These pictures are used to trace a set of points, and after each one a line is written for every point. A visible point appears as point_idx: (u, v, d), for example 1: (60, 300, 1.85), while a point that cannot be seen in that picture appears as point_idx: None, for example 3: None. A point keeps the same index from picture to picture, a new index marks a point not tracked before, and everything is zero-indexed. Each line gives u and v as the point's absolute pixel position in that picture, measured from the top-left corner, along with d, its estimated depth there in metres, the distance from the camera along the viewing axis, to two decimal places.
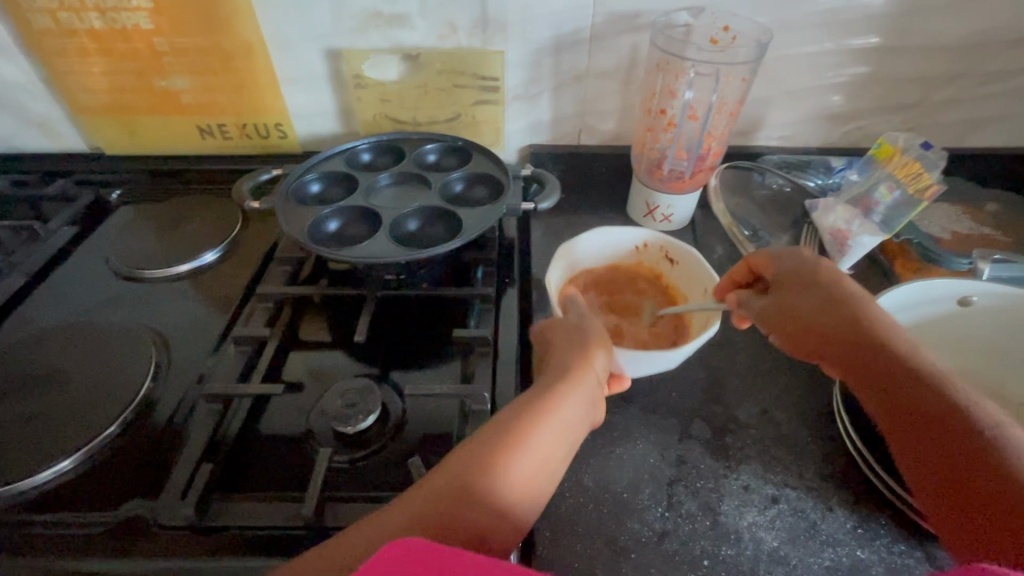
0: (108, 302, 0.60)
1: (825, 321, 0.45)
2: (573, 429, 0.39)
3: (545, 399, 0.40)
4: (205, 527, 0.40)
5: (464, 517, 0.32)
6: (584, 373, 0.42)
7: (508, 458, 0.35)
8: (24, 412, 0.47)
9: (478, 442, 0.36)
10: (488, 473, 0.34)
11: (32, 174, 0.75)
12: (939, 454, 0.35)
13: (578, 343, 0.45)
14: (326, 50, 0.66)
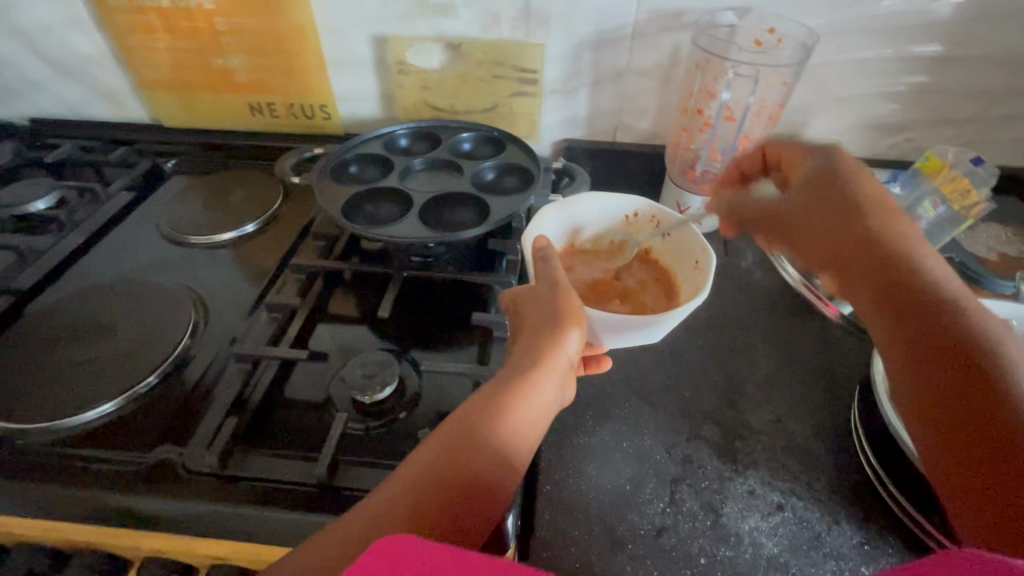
0: (156, 263, 0.64)
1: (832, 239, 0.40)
2: (537, 424, 0.38)
3: (502, 400, 0.38)
4: (228, 475, 0.43)
5: (432, 515, 0.32)
6: (553, 358, 0.40)
7: (459, 466, 0.34)
8: (76, 356, 0.51)
9: (428, 455, 0.35)
10: (440, 484, 0.33)
11: (99, 141, 0.80)
12: (938, 388, 0.30)
13: (549, 319, 0.43)
14: (373, 36, 0.68)
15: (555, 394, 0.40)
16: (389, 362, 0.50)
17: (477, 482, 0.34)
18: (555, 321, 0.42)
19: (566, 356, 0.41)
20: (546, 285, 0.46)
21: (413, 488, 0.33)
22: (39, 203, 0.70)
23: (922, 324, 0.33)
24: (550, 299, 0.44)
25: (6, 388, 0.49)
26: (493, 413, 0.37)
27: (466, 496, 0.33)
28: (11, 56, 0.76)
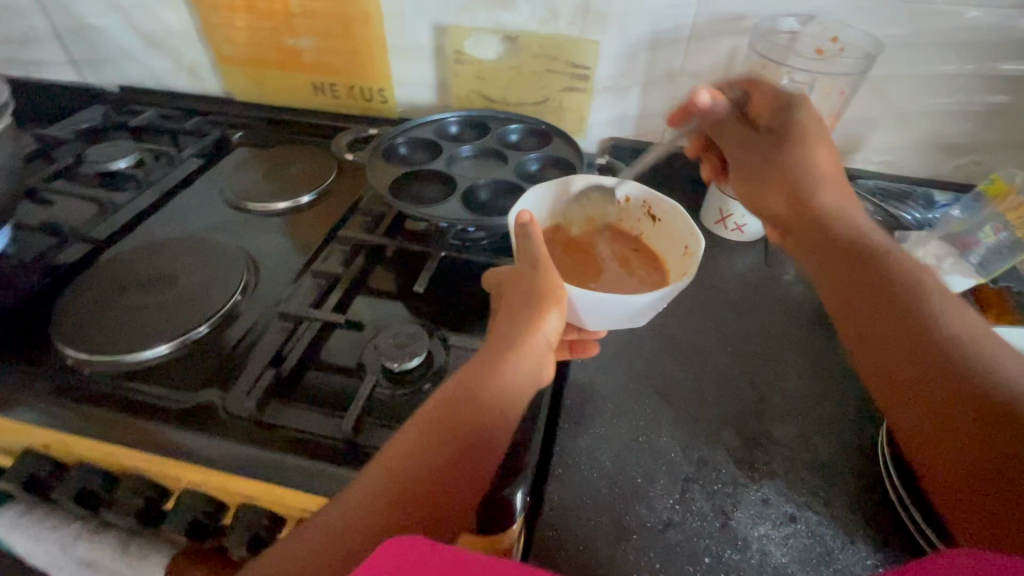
0: (216, 225, 0.69)
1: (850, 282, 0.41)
2: (517, 399, 0.39)
3: (481, 379, 0.39)
4: (262, 421, 0.47)
5: (413, 497, 0.34)
6: (532, 339, 0.42)
7: (438, 447, 0.36)
8: (140, 301, 0.56)
9: (409, 438, 0.36)
10: (421, 462, 0.35)
11: (177, 110, 0.87)
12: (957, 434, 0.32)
13: (528, 302, 0.43)
14: (434, 25, 0.70)
15: (533, 368, 0.41)
16: (420, 335, 0.52)
17: (459, 460, 0.35)
18: (534, 301, 0.43)
19: (545, 336, 0.42)
20: (528, 265, 0.45)
21: (397, 471, 0.34)
22: (120, 162, 0.77)
23: (894, 322, 0.37)
24: (530, 281, 0.44)
25: (80, 322, 0.54)
26: (471, 394, 0.38)
27: (445, 481, 0.34)
28: (110, 27, 0.83)
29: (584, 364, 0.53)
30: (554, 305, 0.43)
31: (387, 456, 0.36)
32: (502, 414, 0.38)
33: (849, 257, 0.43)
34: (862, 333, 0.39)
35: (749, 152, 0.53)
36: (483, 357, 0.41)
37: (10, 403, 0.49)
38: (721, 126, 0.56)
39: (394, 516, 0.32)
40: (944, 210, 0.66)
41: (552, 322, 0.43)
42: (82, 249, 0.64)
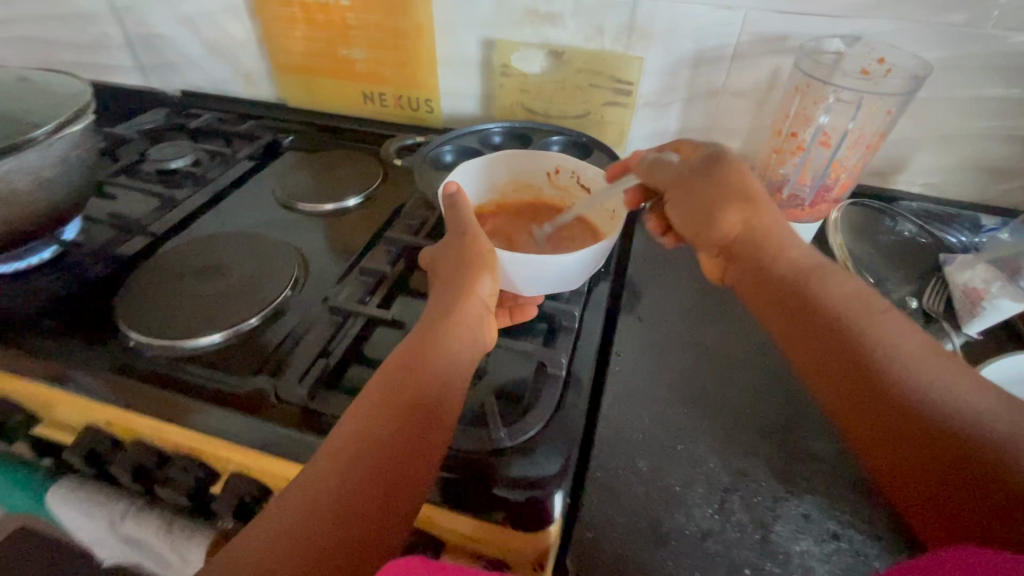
0: (268, 223, 0.72)
1: (806, 309, 0.46)
2: (459, 362, 0.44)
3: (424, 350, 0.44)
4: (310, 409, 0.48)
5: (372, 470, 0.38)
6: (468, 301, 0.47)
7: (386, 418, 0.40)
8: (195, 290, 0.58)
9: (360, 413, 0.41)
10: (372, 434, 0.39)
11: (232, 114, 0.91)
12: (904, 448, 0.37)
13: (460, 274, 0.49)
14: (483, 39, 0.73)
15: (474, 335, 0.46)
16: None
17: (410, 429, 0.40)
18: (466, 273, 0.49)
19: (480, 298, 0.48)
20: (455, 238, 0.52)
21: (351, 445, 0.39)
22: (178, 161, 0.81)
23: (835, 345, 0.43)
24: (460, 252, 0.51)
25: (139, 308, 0.57)
26: (413, 366, 0.43)
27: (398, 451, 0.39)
28: (176, 36, 0.88)
29: (621, 371, 0.54)
30: (485, 269, 0.49)
31: (340, 438, 0.39)
32: (445, 382, 0.43)
33: (796, 290, 0.47)
34: (819, 361, 0.43)
35: (678, 188, 0.55)
36: (420, 334, 0.46)
37: (76, 380, 0.52)
38: (657, 164, 0.57)
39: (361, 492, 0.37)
40: (990, 234, 0.65)
41: (487, 284, 0.48)
42: (143, 241, 0.68)
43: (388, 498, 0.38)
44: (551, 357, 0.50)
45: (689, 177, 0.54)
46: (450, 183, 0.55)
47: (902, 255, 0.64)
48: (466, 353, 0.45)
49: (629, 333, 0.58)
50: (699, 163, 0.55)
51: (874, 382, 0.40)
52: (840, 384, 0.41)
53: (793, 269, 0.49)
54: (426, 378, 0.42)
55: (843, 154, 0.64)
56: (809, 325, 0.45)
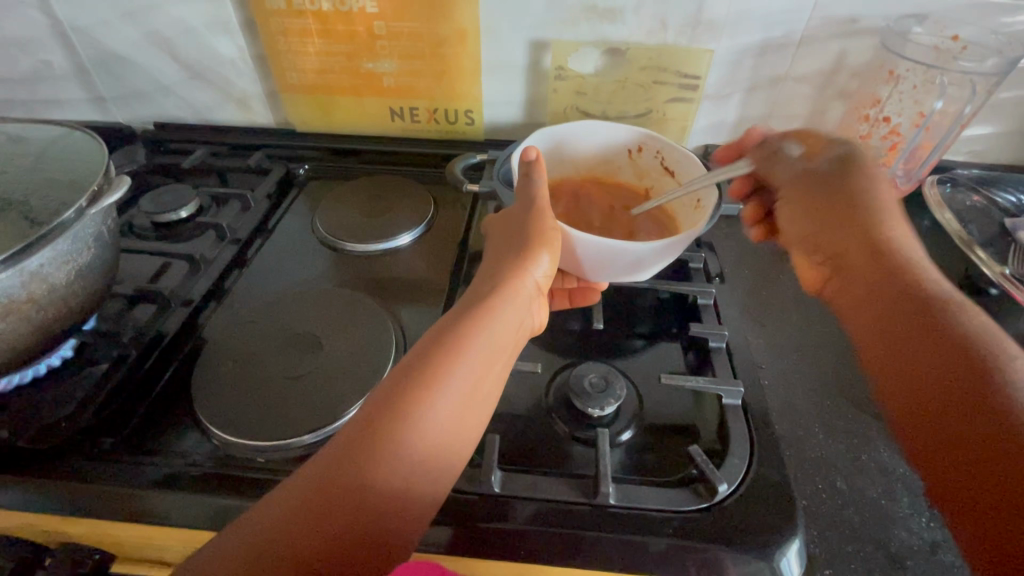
0: (324, 272, 0.63)
1: (892, 297, 0.41)
2: (495, 352, 0.42)
3: (466, 328, 0.42)
4: (494, 495, 0.41)
5: (386, 468, 0.36)
6: (520, 283, 0.45)
7: (425, 407, 0.38)
8: (288, 371, 0.51)
9: (402, 385, 0.39)
10: (406, 418, 0.37)
11: (226, 146, 0.79)
12: (952, 442, 0.34)
13: (519, 245, 0.47)
14: (533, 41, 0.67)
15: (519, 318, 0.45)
16: (613, 374, 0.49)
17: (436, 429, 0.38)
18: (525, 246, 0.47)
19: (533, 279, 0.46)
20: (519, 205, 0.50)
21: (378, 425, 0.37)
22: (182, 210, 0.68)
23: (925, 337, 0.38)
24: (522, 221, 0.48)
25: (225, 405, 0.49)
26: (454, 347, 0.40)
27: (417, 458, 0.37)
28: (144, 59, 0.74)
29: (774, 383, 0.52)
30: (543, 248, 0.47)
31: (373, 413, 0.38)
32: (481, 378, 0.41)
33: (898, 294, 0.41)
34: (888, 343, 0.40)
35: (790, 180, 0.53)
36: (467, 302, 0.45)
37: (175, 510, 0.43)
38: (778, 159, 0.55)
39: (366, 488, 0.35)
40: None
41: (544, 264, 0.47)
42: (182, 315, 0.57)
43: (410, 493, 0.36)
44: (728, 388, 0.47)
45: (815, 177, 0.51)
46: (529, 150, 0.51)
47: (974, 223, 0.67)
48: (510, 334, 0.44)
49: (760, 340, 0.56)
50: (821, 161, 0.52)
51: (965, 384, 0.34)
52: (907, 352, 0.38)
53: (892, 276, 0.42)
54: (476, 363, 0.41)
55: (935, 134, 0.67)
56: (886, 317, 0.41)
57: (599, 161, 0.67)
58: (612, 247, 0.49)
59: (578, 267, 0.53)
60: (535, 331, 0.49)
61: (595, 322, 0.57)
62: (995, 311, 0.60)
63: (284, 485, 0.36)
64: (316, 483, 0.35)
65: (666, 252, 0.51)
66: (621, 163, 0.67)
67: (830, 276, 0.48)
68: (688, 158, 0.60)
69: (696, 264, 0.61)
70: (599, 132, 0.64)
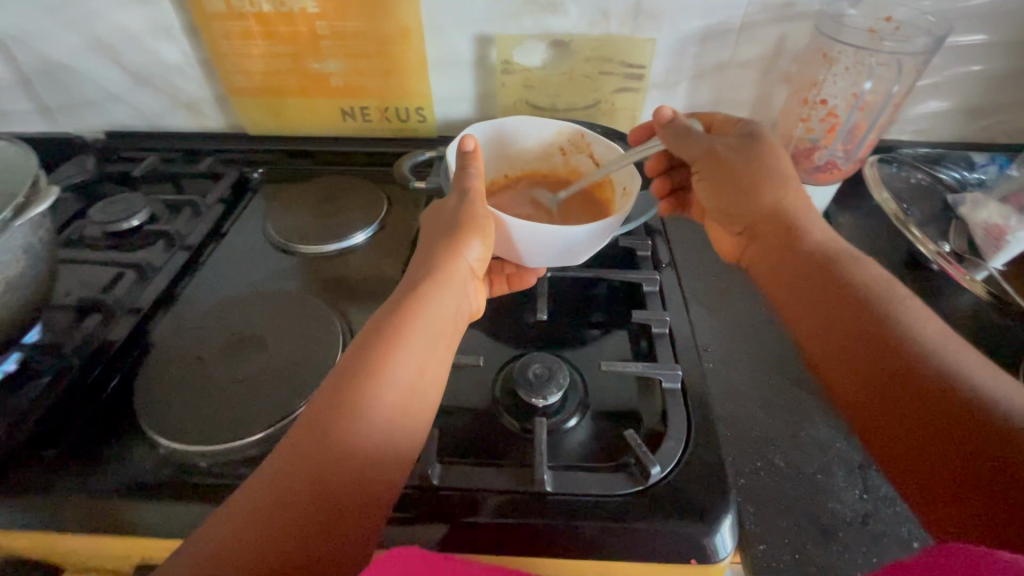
0: (275, 274, 0.63)
1: (818, 279, 0.43)
2: (437, 333, 0.43)
3: (402, 315, 0.42)
4: (433, 489, 0.41)
5: (336, 468, 0.36)
6: (454, 265, 0.47)
7: (364, 397, 0.38)
8: (235, 375, 0.51)
9: (337, 379, 0.39)
10: (346, 412, 0.37)
11: (178, 151, 0.78)
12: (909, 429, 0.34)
13: (450, 231, 0.49)
14: (477, 36, 0.67)
15: (458, 301, 0.46)
16: (556, 363, 0.49)
17: (377, 415, 0.38)
18: (457, 232, 0.49)
19: (467, 261, 0.48)
20: (456, 196, 0.52)
21: (318, 429, 0.36)
22: (133, 219, 0.68)
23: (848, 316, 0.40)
24: (454, 211, 0.50)
25: (171, 409, 0.49)
26: (388, 335, 0.41)
27: (365, 451, 0.37)
28: (88, 67, 0.73)
29: (717, 365, 0.53)
30: (474, 233, 0.49)
31: (310, 414, 0.38)
32: (420, 362, 0.41)
33: (811, 270, 0.44)
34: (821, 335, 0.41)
35: (715, 168, 0.52)
36: (404, 293, 0.45)
37: (122, 517, 0.43)
38: (689, 139, 0.55)
39: (316, 493, 0.35)
40: (985, 170, 0.70)
41: (476, 247, 0.48)
42: (130, 323, 0.56)
43: (367, 478, 0.37)
44: (666, 371, 0.47)
45: (728, 148, 0.52)
46: (467, 141, 0.53)
47: (919, 199, 0.69)
48: (451, 317, 0.45)
49: (706, 324, 0.57)
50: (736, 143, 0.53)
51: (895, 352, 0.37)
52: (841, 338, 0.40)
53: (813, 255, 0.45)
54: (416, 343, 0.41)
55: (870, 113, 0.65)
56: (811, 300, 0.43)
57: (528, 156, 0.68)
58: (537, 229, 0.51)
59: (513, 252, 0.55)
60: (479, 316, 0.52)
61: (538, 313, 0.57)
62: (935, 287, 0.62)
63: (238, 492, 0.35)
64: (262, 499, 0.35)
65: (596, 231, 0.52)
66: (552, 159, 0.68)
67: (749, 244, 0.50)
68: (613, 148, 0.61)
69: (644, 251, 0.61)
70: (528, 128, 0.64)
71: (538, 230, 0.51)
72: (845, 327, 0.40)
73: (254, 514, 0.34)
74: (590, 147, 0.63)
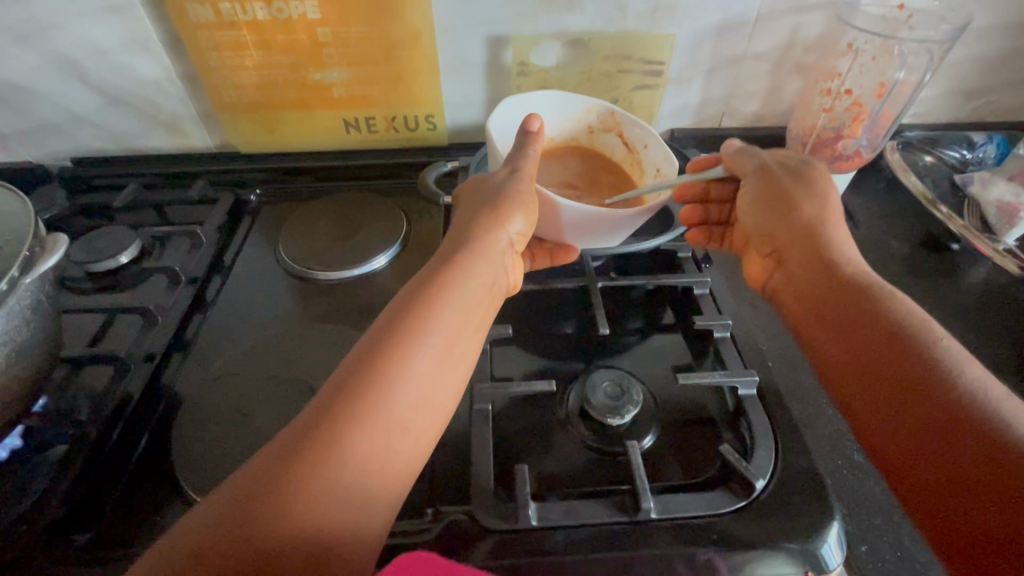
0: (296, 306, 0.58)
1: (834, 298, 0.43)
2: (471, 309, 0.40)
3: (437, 285, 0.40)
4: (533, 530, 0.39)
5: (360, 442, 0.32)
6: (494, 235, 0.45)
7: (400, 370, 0.35)
8: (281, 425, 0.46)
9: (376, 343, 0.36)
10: (382, 384, 0.34)
11: (160, 175, 0.71)
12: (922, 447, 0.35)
13: (491, 204, 0.47)
14: (491, 37, 0.64)
15: (492, 275, 0.43)
16: (626, 378, 0.48)
17: (411, 391, 0.35)
18: (497, 204, 0.47)
19: (507, 236, 0.46)
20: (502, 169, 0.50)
21: (348, 401, 0.33)
22: (122, 255, 0.60)
23: (866, 331, 0.40)
24: (497, 185, 0.48)
25: (215, 470, 0.44)
26: (424, 304, 0.38)
27: (396, 428, 0.33)
28: (48, 87, 0.65)
29: (778, 364, 0.52)
30: (517, 207, 0.47)
31: (343, 378, 0.34)
32: (457, 337, 0.38)
33: (832, 288, 0.44)
34: (836, 350, 0.42)
35: (767, 186, 0.52)
36: (432, 270, 0.42)
37: None
38: (745, 156, 0.55)
39: (333, 468, 0.31)
40: (984, 149, 0.73)
41: (518, 222, 0.47)
42: (146, 375, 0.50)
43: (391, 463, 0.33)
44: (743, 378, 0.47)
45: (773, 176, 0.52)
46: (533, 119, 0.50)
47: (926, 181, 0.71)
48: (486, 291, 0.42)
49: (758, 322, 0.56)
50: (786, 167, 0.52)
51: (914, 371, 0.36)
52: (857, 352, 0.40)
53: (835, 276, 0.45)
54: (444, 328, 0.38)
55: (896, 102, 0.66)
56: (825, 315, 0.43)
57: (559, 135, 0.66)
58: (592, 213, 0.51)
59: (558, 232, 0.55)
60: (516, 289, 0.49)
61: (599, 327, 0.53)
62: (956, 267, 0.64)
63: (253, 457, 0.32)
64: (278, 463, 0.31)
65: (638, 216, 0.52)
66: (582, 139, 0.66)
67: (774, 271, 0.51)
68: (646, 129, 0.60)
69: (685, 253, 0.60)
70: (554, 107, 0.63)
71: (590, 214, 0.51)
72: (860, 349, 0.40)
73: (250, 496, 0.30)
74: (621, 126, 0.62)
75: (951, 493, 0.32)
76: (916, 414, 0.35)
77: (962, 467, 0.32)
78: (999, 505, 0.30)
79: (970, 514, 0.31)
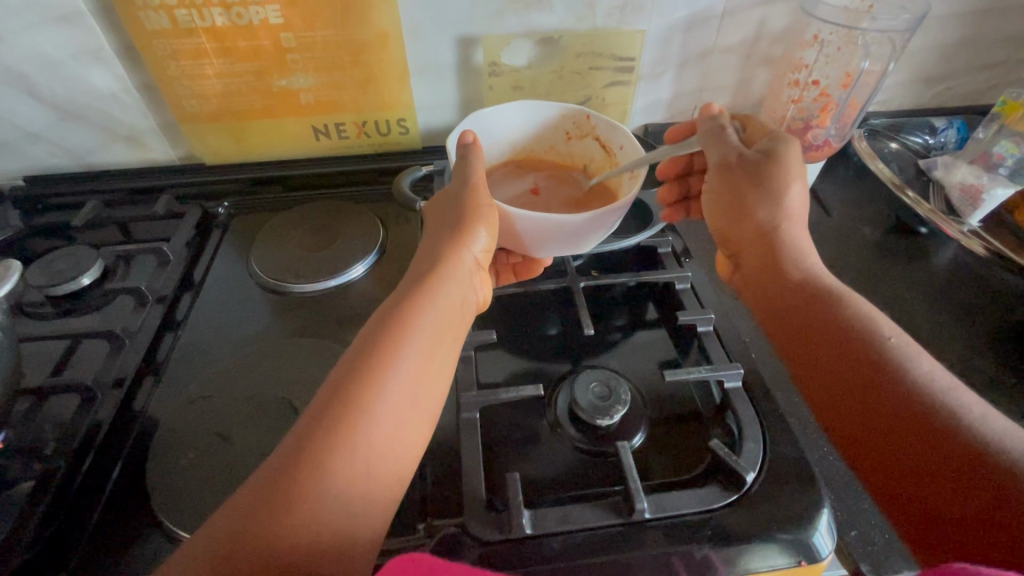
0: (273, 321, 0.57)
1: (806, 301, 0.43)
2: (439, 334, 0.39)
3: (403, 310, 0.38)
4: (527, 537, 0.38)
5: (330, 482, 0.31)
6: (459, 256, 0.44)
7: (368, 405, 0.33)
8: (262, 449, 0.45)
9: (342, 379, 0.34)
10: (349, 421, 0.32)
11: (121, 191, 0.68)
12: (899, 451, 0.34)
13: (456, 222, 0.46)
14: (460, 38, 0.63)
15: (462, 294, 0.42)
16: (613, 378, 0.47)
17: (381, 425, 0.33)
18: (461, 220, 0.46)
19: (473, 254, 0.45)
20: (456, 184, 0.49)
21: (317, 438, 0.32)
22: (84, 277, 0.57)
23: (839, 334, 0.40)
24: (457, 198, 0.47)
25: (194, 498, 0.42)
26: (389, 332, 0.37)
27: (370, 462, 0.32)
28: None
29: (761, 354, 0.52)
30: (479, 223, 0.46)
31: (309, 417, 0.33)
32: (427, 364, 0.37)
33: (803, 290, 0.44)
34: (809, 354, 0.41)
35: (726, 185, 0.49)
36: (402, 293, 0.41)
37: None
38: (712, 145, 0.51)
39: (302, 511, 0.30)
40: (946, 134, 0.75)
41: (482, 238, 0.46)
42: (116, 402, 0.48)
43: (363, 500, 0.32)
44: (728, 371, 0.47)
45: (737, 169, 0.49)
46: (465, 134, 0.51)
47: (891, 167, 0.73)
48: (455, 313, 0.41)
49: (739, 313, 0.57)
50: (754, 158, 0.49)
51: (889, 375, 0.36)
52: (830, 356, 0.40)
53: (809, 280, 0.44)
54: (412, 356, 0.36)
55: (859, 92, 0.68)
56: (797, 319, 0.43)
57: (535, 142, 0.65)
58: (548, 219, 0.48)
59: (520, 244, 0.53)
60: (487, 307, 0.48)
61: (583, 328, 0.53)
62: (924, 250, 0.66)
63: (224, 505, 0.30)
64: (249, 509, 0.29)
65: (596, 221, 0.50)
66: (559, 145, 0.65)
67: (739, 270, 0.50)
68: (617, 129, 0.59)
69: (665, 248, 0.61)
70: (528, 115, 0.62)
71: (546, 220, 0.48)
72: (835, 351, 0.39)
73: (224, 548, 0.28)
74: (596, 129, 0.61)
75: (931, 491, 0.33)
76: (891, 419, 0.35)
77: (941, 470, 0.32)
78: (982, 503, 0.30)
79: (946, 511, 0.32)
